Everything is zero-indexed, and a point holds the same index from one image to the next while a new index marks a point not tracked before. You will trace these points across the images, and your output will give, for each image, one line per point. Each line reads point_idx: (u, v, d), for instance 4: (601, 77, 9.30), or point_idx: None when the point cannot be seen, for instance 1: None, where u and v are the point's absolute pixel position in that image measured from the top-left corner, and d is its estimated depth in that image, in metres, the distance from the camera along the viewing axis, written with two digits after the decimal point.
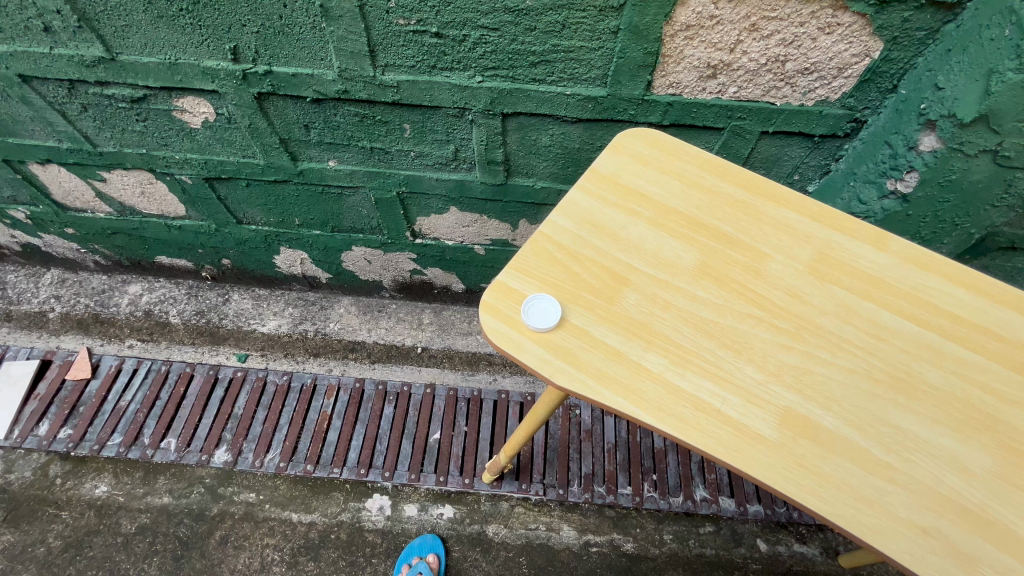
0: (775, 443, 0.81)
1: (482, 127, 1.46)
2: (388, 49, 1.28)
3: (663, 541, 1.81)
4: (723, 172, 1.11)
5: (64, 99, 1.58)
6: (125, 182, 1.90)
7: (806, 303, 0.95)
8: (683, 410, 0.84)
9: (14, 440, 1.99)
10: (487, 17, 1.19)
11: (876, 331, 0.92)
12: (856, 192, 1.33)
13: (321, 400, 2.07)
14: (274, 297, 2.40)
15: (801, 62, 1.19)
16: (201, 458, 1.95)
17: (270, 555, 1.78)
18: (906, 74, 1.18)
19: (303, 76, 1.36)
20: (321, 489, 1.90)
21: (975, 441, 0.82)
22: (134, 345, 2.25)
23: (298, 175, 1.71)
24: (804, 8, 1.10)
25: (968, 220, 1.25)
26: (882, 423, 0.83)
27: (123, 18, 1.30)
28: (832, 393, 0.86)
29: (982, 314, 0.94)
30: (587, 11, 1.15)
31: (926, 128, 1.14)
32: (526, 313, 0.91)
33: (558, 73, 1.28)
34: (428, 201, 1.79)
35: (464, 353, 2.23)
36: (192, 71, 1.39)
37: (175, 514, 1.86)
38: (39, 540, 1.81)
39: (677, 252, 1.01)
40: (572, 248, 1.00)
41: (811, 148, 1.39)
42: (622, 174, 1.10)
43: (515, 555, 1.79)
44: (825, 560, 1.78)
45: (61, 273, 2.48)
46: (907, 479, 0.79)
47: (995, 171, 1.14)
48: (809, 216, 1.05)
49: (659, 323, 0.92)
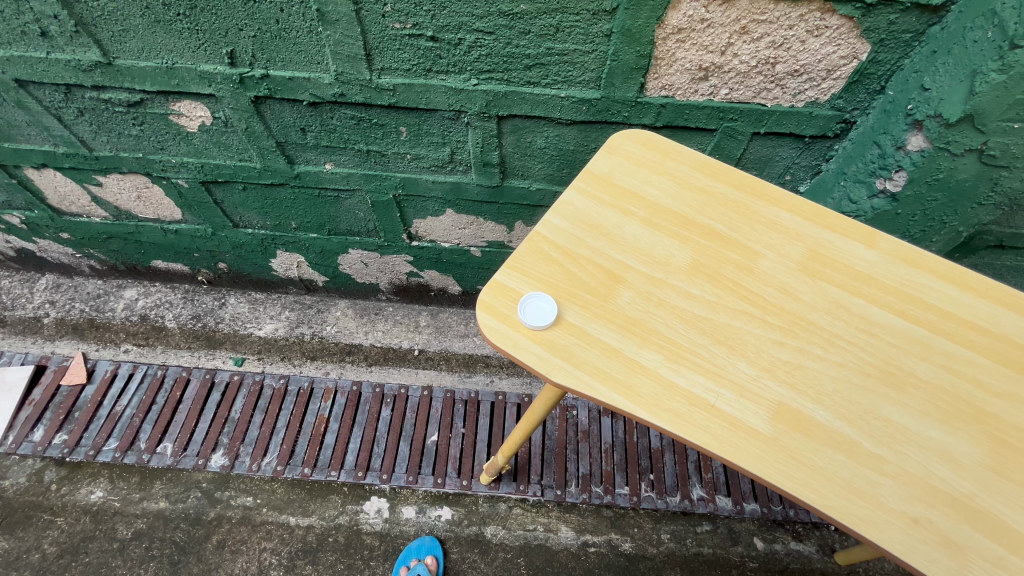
0: (768, 437, 0.82)
1: (478, 130, 1.47)
2: (384, 52, 1.30)
3: (661, 541, 1.82)
4: (715, 172, 1.13)
5: (61, 104, 1.58)
6: (121, 187, 1.90)
7: (798, 299, 0.97)
8: (678, 406, 0.85)
9: (9, 445, 1.98)
10: (482, 21, 1.20)
11: (866, 327, 0.94)
12: (847, 191, 1.35)
13: (318, 403, 2.07)
14: (271, 300, 2.40)
15: (791, 64, 1.21)
16: (198, 462, 1.95)
17: (267, 559, 1.78)
18: (894, 75, 1.21)
19: (300, 79, 1.38)
20: (319, 492, 1.90)
21: (964, 433, 0.84)
22: (130, 350, 2.25)
23: (295, 177, 1.72)
24: (792, 11, 1.12)
25: (956, 219, 1.28)
26: (873, 417, 0.85)
27: (119, 23, 1.31)
28: (824, 387, 0.88)
29: (969, 309, 0.96)
30: (580, 15, 1.17)
31: (914, 128, 1.16)
32: (523, 312, 0.92)
33: (553, 76, 1.30)
34: (425, 203, 1.80)
35: (461, 355, 2.23)
36: (189, 75, 1.40)
37: (171, 519, 1.85)
38: (34, 546, 1.80)
39: (670, 250, 1.02)
40: (568, 248, 1.01)
41: (802, 149, 1.41)
42: (616, 175, 1.12)
43: (514, 556, 1.79)
44: (821, 557, 1.79)
45: (56, 278, 2.47)
46: (898, 471, 0.80)
47: (981, 170, 1.17)
48: (800, 215, 1.07)
49: (654, 320, 0.94)
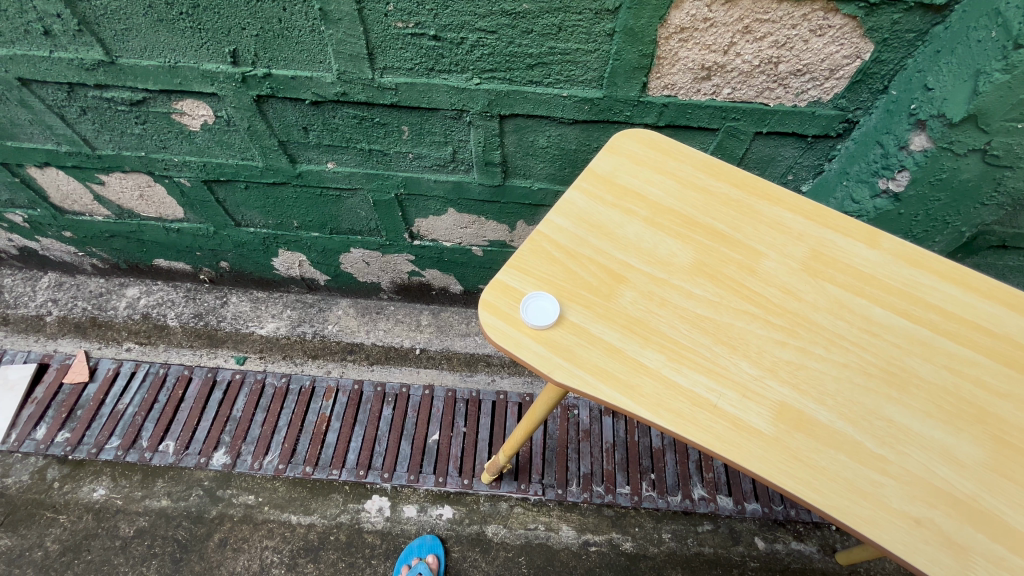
0: (770, 436, 0.82)
1: (479, 129, 1.47)
2: (387, 51, 1.29)
3: (661, 540, 1.82)
4: (717, 172, 1.13)
5: (63, 102, 1.58)
6: (124, 185, 1.91)
7: (800, 299, 0.97)
8: (680, 405, 0.85)
9: (11, 444, 1.98)
10: (485, 20, 1.20)
11: (868, 327, 0.94)
12: (849, 191, 1.35)
13: (320, 401, 2.07)
14: (273, 299, 2.41)
15: (794, 63, 1.21)
16: (200, 460, 1.95)
17: (269, 557, 1.78)
18: (897, 75, 1.20)
19: (302, 78, 1.38)
20: (320, 490, 1.90)
21: (966, 433, 0.84)
22: (132, 348, 2.25)
23: (297, 176, 1.72)
24: (795, 10, 1.12)
25: (958, 219, 1.28)
26: (876, 417, 0.85)
27: (122, 22, 1.31)
28: (826, 387, 0.88)
29: (971, 309, 0.96)
30: (583, 14, 1.17)
31: (916, 129, 1.16)
32: (525, 312, 0.92)
33: (555, 75, 1.30)
34: (426, 203, 1.80)
35: (463, 354, 2.23)
36: (192, 74, 1.40)
37: (173, 517, 1.85)
38: (36, 544, 1.80)
39: (673, 250, 1.02)
40: (569, 247, 1.01)
41: (804, 148, 1.41)
42: (618, 174, 1.12)
43: (515, 555, 1.79)
44: (822, 557, 1.79)
45: (59, 276, 2.48)
46: (900, 471, 0.80)
47: (983, 170, 1.16)
48: (802, 215, 1.07)
49: (656, 319, 0.94)
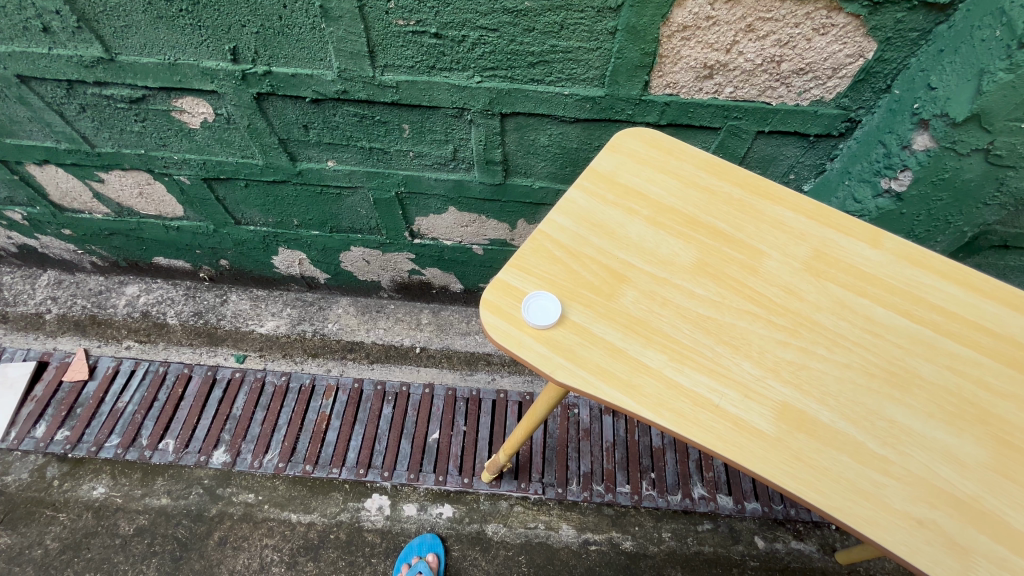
0: (772, 437, 0.82)
1: (481, 127, 1.47)
2: (388, 49, 1.29)
3: (661, 539, 1.82)
4: (719, 171, 1.12)
5: (62, 99, 1.57)
6: (123, 183, 1.90)
7: (802, 299, 0.96)
8: (682, 405, 0.84)
9: (10, 442, 1.98)
10: (487, 18, 1.19)
11: (871, 327, 0.94)
12: (851, 191, 1.35)
13: (319, 400, 2.07)
14: (273, 297, 2.40)
15: (796, 62, 1.20)
16: (200, 458, 1.95)
17: (269, 556, 1.78)
18: (900, 74, 1.20)
19: (303, 76, 1.37)
20: (320, 489, 1.90)
21: (968, 434, 0.83)
22: (132, 346, 2.25)
23: (297, 175, 1.72)
24: (798, 9, 1.11)
25: (960, 219, 1.27)
26: (878, 417, 0.85)
27: (122, 18, 1.30)
28: (828, 387, 0.87)
29: (973, 310, 0.95)
30: (585, 12, 1.16)
31: (920, 128, 1.16)
32: (526, 311, 0.92)
33: (556, 73, 1.29)
34: (427, 202, 1.80)
35: (463, 353, 2.23)
36: (191, 71, 1.39)
37: (173, 515, 1.85)
38: (36, 542, 1.80)
39: (674, 249, 1.02)
40: (571, 246, 1.01)
41: (806, 148, 1.41)
42: (620, 173, 1.11)
43: (515, 554, 1.79)
44: (821, 556, 1.79)
45: (58, 274, 2.48)
46: (902, 472, 0.80)
47: (986, 170, 1.16)
48: (804, 215, 1.06)
49: (658, 319, 0.93)
